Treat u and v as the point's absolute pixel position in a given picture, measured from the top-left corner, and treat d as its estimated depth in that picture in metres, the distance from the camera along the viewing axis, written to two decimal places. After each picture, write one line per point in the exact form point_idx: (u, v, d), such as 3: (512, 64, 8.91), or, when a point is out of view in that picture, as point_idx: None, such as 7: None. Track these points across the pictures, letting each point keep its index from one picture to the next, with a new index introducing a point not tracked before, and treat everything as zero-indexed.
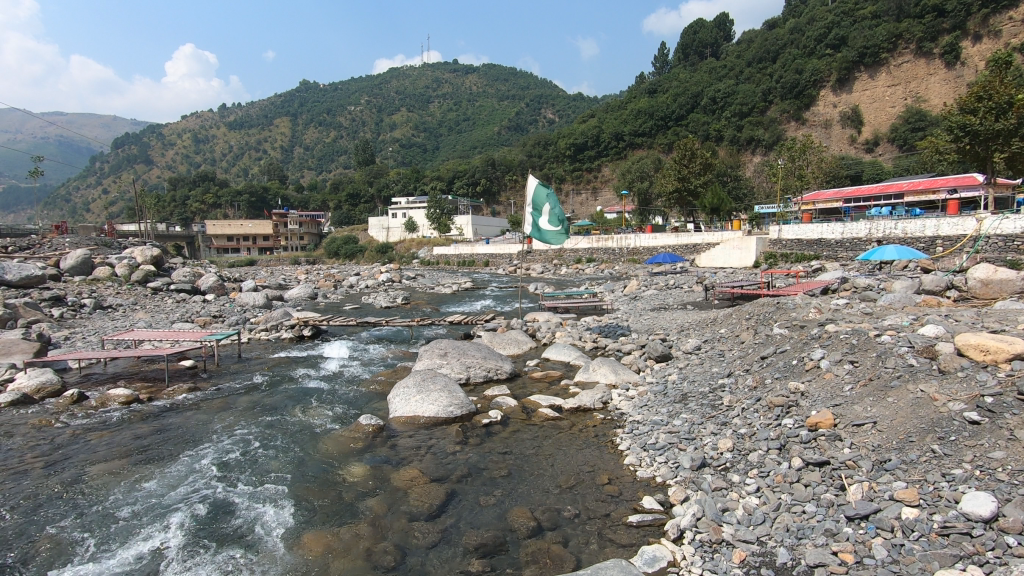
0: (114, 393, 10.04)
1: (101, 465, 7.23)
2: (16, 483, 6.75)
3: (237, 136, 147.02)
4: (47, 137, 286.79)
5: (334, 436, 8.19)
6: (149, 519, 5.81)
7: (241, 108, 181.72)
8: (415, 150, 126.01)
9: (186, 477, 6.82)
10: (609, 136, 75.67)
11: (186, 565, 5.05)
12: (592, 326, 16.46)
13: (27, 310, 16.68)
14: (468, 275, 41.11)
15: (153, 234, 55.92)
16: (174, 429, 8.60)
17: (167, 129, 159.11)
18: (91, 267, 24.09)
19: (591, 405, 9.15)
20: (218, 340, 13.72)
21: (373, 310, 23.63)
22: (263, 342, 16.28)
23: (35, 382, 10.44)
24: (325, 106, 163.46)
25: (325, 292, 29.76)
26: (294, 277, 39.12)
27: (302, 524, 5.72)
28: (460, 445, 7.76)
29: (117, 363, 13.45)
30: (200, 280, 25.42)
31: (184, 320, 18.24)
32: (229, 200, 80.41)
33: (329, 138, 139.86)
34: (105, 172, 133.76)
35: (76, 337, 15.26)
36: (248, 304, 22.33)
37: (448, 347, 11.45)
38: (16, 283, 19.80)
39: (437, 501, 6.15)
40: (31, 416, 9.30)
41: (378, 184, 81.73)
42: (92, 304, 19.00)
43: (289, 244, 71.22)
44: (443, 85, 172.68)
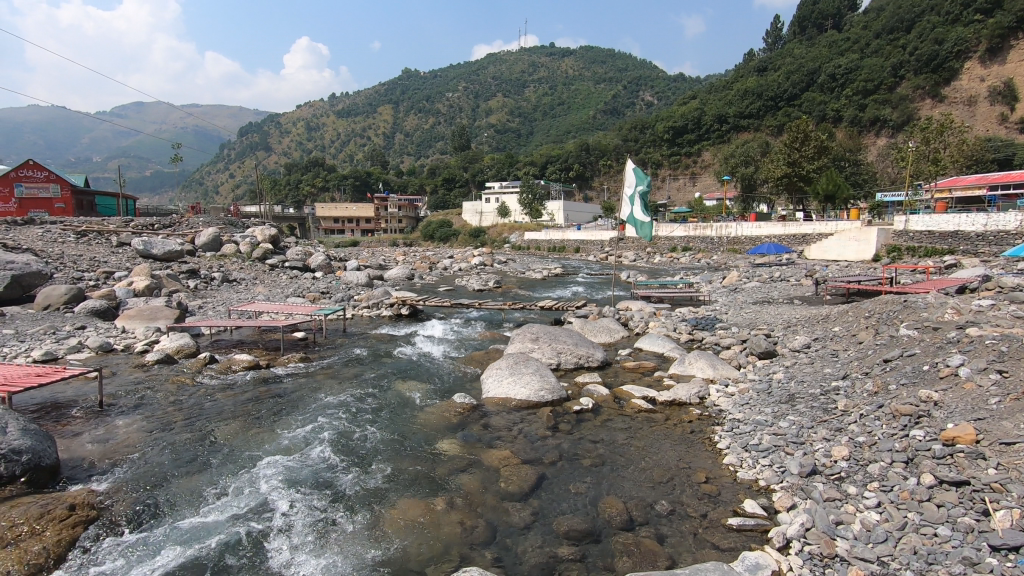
0: (239, 358, 11.10)
1: (228, 423, 8.01)
2: (161, 431, 7.70)
3: (344, 124, 156.20)
4: (187, 127, 321.54)
5: (430, 412, 8.51)
6: (261, 476, 6.33)
7: (349, 97, 192.78)
8: (509, 136, 127.22)
9: (297, 441, 7.35)
10: (712, 118, 71.88)
11: (290, 521, 5.43)
12: (688, 318, 15.81)
13: (169, 281, 18.82)
14: (559, 261, 41.11)
15: (270, 215, 61.05)
16: (288, 395, 9.33)
17: (285, 119, 172.61)
18: (221, 244, 26.68)
19: (687, 400, 8.77)
20: (326, 315, 14.76)
21: (466, 292, 24.28)
22: (365, 319, 17.34)
23: (175, 345, 11.83)
24: (426, 93, 168.80)
25: (421, 274, 30.87)
26: (393, 258, 41.21)
27: (397, 493, 6.00)
28: (551, 430, 7.77)
29: (241, 332, 14.88)
30: (310, 259, 27.38)
31: (296, 296, 19.72)
32: (336, 185, 85.76)
33: (428, 125, 144.55)
34: (232, 158, 147.73)
35: (206, 306, 17.00)
36: (352, 283, 23.85)
37: (540, 332, 11.46)
38: (161, 257, 22.48)
39: (529, 484, 6.22)
40: (172, 374, 10.54)
41: (473, 170, 83.49)
42: (220, 278, 21.09)
43: (389, 227, 74.83)
44: (539, 69, 171.78)
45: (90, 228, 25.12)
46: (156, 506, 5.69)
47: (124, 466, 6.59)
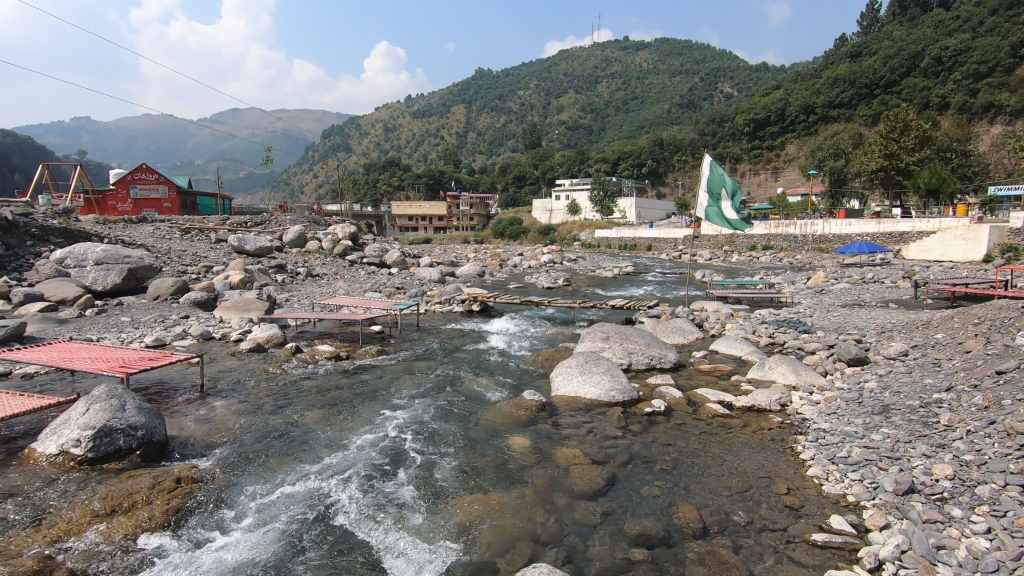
0: (321, 349, 11.77)
1: (312, 410, 8.51)
2: (253, 414, 8.30)
3: (420, 125, 160.97)
4: (276, 131, 343.32)
5: (500, 407, 8.65)
6: (339, 462, 6.67)
7: (424, 98, 198.36)
8: (581, 133, 126.20)
9: (375, 429, 7.70)
10: (798, 109, 67.71)
11: (366, 504, 5.69)
12: (768, 320, 15.04)
13: (261, 276, 20.23)
14: (630, 259, 40.32)
15: (350, 212, 64.04)
16: (365, 386, 9.78)
17: (364, 121, 180.39)
18: (305, 241, 28.34)
19: (767, 407, 8.36)
20: (401, 310, 15.31)
21: (536, 290, 24.37)
22: (438, 314, 17.84)
23: (266, 334, 12.69)
24: (498, 92, 170.52)
25: (492, 271, 31.24)
26: (465, 255, 42.07)
27: (467, 485, 6.13)
28: (622, 431, 7.66)
29: (323, 324, 15.73)
30: (386, 255, 28.47)
31: (374, 291, 20.61)
32: (411, 183, 88.61)
33: (499, 123, 146.03)
34: (316, 160, 156.23)
35: (293, 300, 18.14)
36: (425, 279, 24.59)
37: (610, 331, 11.31)
38: (253, 253, 24.20)
39: (598, 483, 6.18)
40: (262, 362, 11.33)
41: (543, 167, 83.47)
42: (305, 273, 22.40)
43: (460, 224, 76.38)
44: (612, 64, 168.92)
45: (192, 226, 27.43)
46: (248, 483, 6.11)
47: (221, 445, 7.15)
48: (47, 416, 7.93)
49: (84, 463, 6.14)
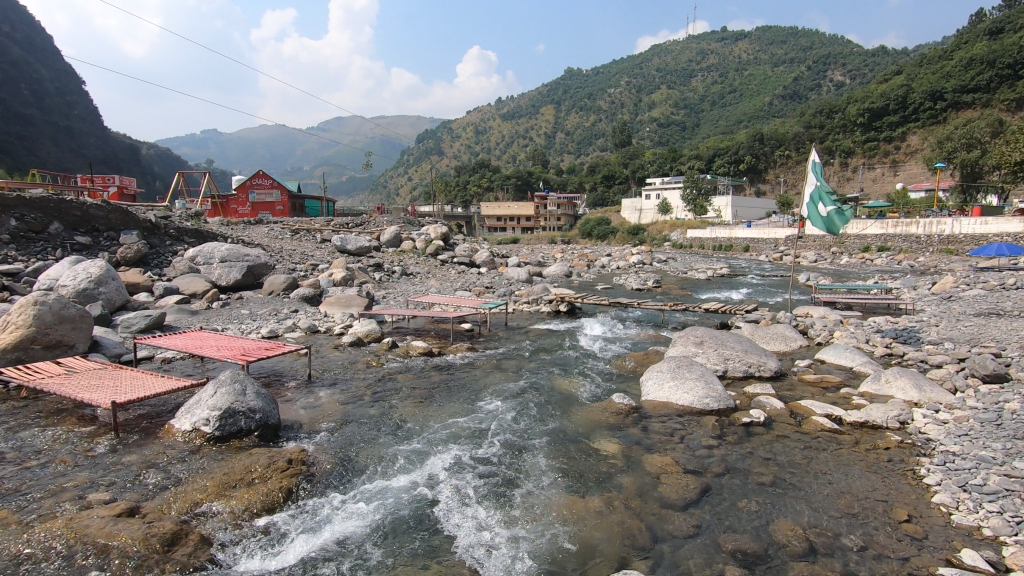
0: (415, 345, 12.28)
1: (407, 402, 8.90)
2: (355, 404, 8.84)
3: (509, 126, 163.37)
4: (375, 136, 362.93)
5: (588, 409, 8.59)
6: (432, 454, 6.93)
7: (514, 100, 201.11)
8: (673, 130, 122.03)
9: (466, 424, 7.93)
10: (922, 95, 61.02)
11: (457, 496, 5.87)
12: (886, 328, 13.70)
13: (360, 274, 21.48)
14: (725, 261, 38.44)
15: (441, 214, 66.27)
16: (455, 382, 10.07)
17: (457, 124, 186.09)
18: (401, 241, 29.71)
19: (883, 424, 7.64)
20: (490, 309, 15.62)
21: (625, 291, 23.87)
22: (526, 314, 18.00)
23: (365, 329, 13.47)
24: (588, 91, 169.01)
25: (579, 271, 31.05)
26: (553, 255, 42.11)
27: (556, 485, 6.15)
28: (717, 440, 7.33)
29: (417, 321, 16.41)
30: (476, 254, 29.13)
31: (464, 290, 21.21)
32: (500, 184, 90.26)
33: (588, 122, 144.64)
34: (411, 163, 163.34)
35: (389, 297, 19.11)
36: (514, 279, 24.87)
37: (705, 336, 10.85)
38: (353, 252, 25.75)
39: (692, 493, 5.97)
40: (362, 355, 12.04)
41: (633, 166, 81.66)
42: (400, 272, 23.50)
43: (548, 225, 76.55)
44: (708, 56, 161.67)
45: (301, 227, 29.67)
46: (349, 469, 6.48)
47: (326, 432, 7.67)
48: (183, 396, 8.95)
49: (212, 440, 6.87)
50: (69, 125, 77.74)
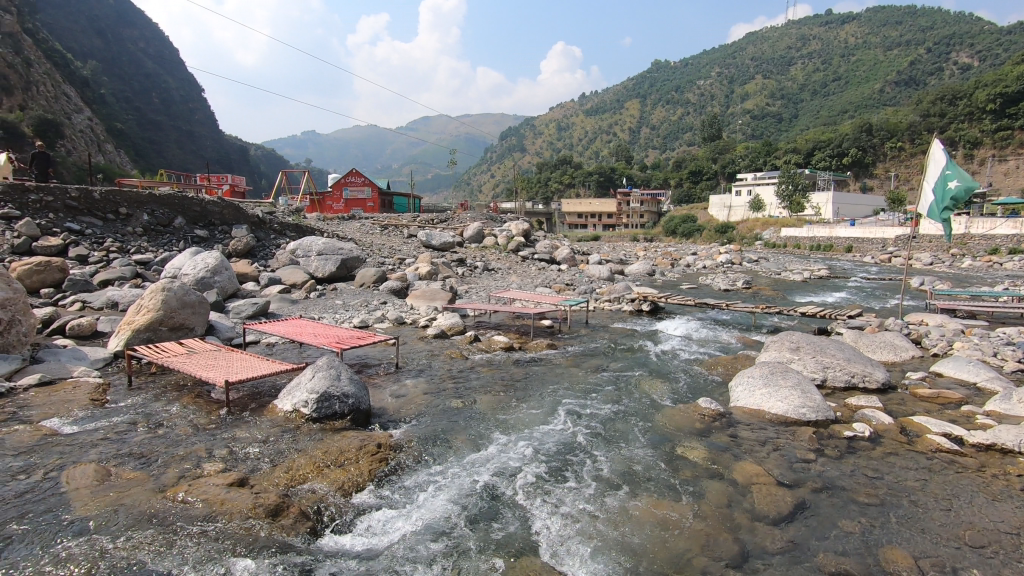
0: (497, 339, 12.48)
1: (488, 395, 9.05)
2: (438, 395, 9.11)
3: (592, 122, 161.46)
4: (460, 135, 371.75)
5: (672, 412, 8.33)
6: (510, 447, 7.01)
7: (598, 96, 198.41)
8: (769, 122, 115.11)
9: (545, 420, 7.94)
10: None
11: (535, 492, 5.90)
12: (1018, 342, 12.18)
13: (444, 268, 22.12)
14: (824, 262, 35.79)
15: (523, 211, 66.78)
16: (536, 377, 10.12)
17: (540, 121, 186.52)
18: (483, 237, 30.26)
19: (1015, 448, 6.80)
20: (571, 306, 15.55)
21: (711, 292, 22.89)
22: (607, 312, 17.77)
23: (449, 323, 13.88)
24: (676, 83, 163.26)
25: (663, 270, 30.15)
26: (635, 253, 41.20)
27: (636, 488, 6.03)
28: (814, 454, 6.86)
29: (498, 316, 16.68)
30: (557, 251, 29.09)
31: (544, 286, 21.27)
32: (582, 181, 89.53)
33: (676, 116, 139.80)
34: (494, 160, 165.83)
35: (472, 291, 19.55)
36: (595, 276, 24.58)
37: (803, 342, 10.17)
38: (438, 247, 26.61)
39: (786, 507, 5.63)
40: (446, 347, 12.41)
41: (723, 160, 77.98)
42: (482, 267, 23.95)
43: (630, 222, 75.01)
44: (809, 41, 150.88)
45: (390, 223, 31.04)
46: (432, 457, 6.71)
47: (410, 420, 7.95)
48: (283, 379, 9.64)
49: (310, 421, 7.37)
50: (191, 130, 86.09)
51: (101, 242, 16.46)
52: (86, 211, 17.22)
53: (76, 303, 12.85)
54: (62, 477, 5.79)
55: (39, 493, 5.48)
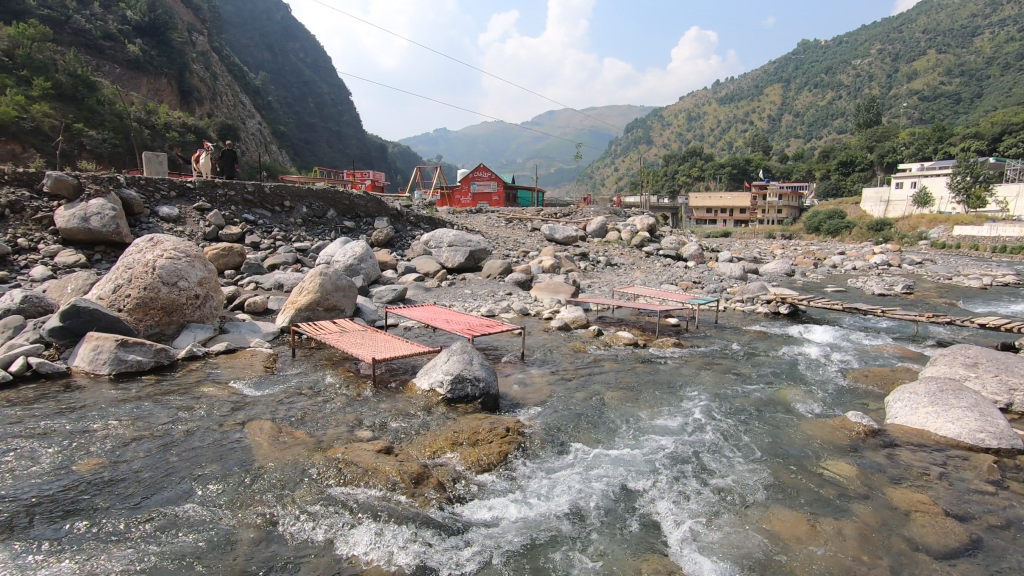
0: (621, 335, 12.35)
1: (613, 391, 8.99)
2: (563, 387, 9.23)
3: (727, 111, 151.93)
4: (584, 128, 369.18)
5: (816, 423, 7.70)
6: (635, 444, 6.93)
7: (734, 83, 185.99)
8: (942, 104, 99.95)
9: (671, 420, 7.74)
10: None
11: (664, 491, 5.79)
12: None
13: (567, 262, 22.27)
14: (1011, 266, 30.44)
15: (647, 205, 64.91)
16: (664, 376, 9.87)
17: (668, 112, 179.58)
18: (606, 231, 29.93)
19: None
20: (699, 305, 14.91)
21: (862, 296, 20.57)
22: (739, 313, 16.76)
23: (573, 316, 14.01)
24: (827, 64, 147.65)
25: (804, 271, 27.67)
26: (772, 251, 38.26)
27: (772, 499, 5.69)
28: (994, 486, 5.97)
29: (621, 312, 16.45)
30: (684, 248, 27.88)
31: (670, 283, 20.55)
32: (712, 174, 84.89)
33: (824, 101, 126.73)
34: (619, 154, 162.79)
35: (595, 286, 19.49)
36: (725, 274, 23.22)
37: (981, 357, 8.83)
38: (561, 241, 26.87)
39: (957, 541, 4.97)
40: (569, 340, 12.54)
41: (881, 149, 69.29)
42: (605, 262, 23.72)
43: (766, 218, 69.80)
44: (1002, 4, 127.78)
45: (515, 216, 31.87)
46: (557, 445, 6.85)
47: (537, 408, 8.16)
48: (420, 360, 10.37)
49: (446, 401, 7.89)
50: (340, 130, 95.01)
51: (269, 231, 18.82)
52: (259, 204, 19.77)
53: (250, 284, 14.86)
54: (243, 432, 6.79)
55: (229, 441, 6.51)
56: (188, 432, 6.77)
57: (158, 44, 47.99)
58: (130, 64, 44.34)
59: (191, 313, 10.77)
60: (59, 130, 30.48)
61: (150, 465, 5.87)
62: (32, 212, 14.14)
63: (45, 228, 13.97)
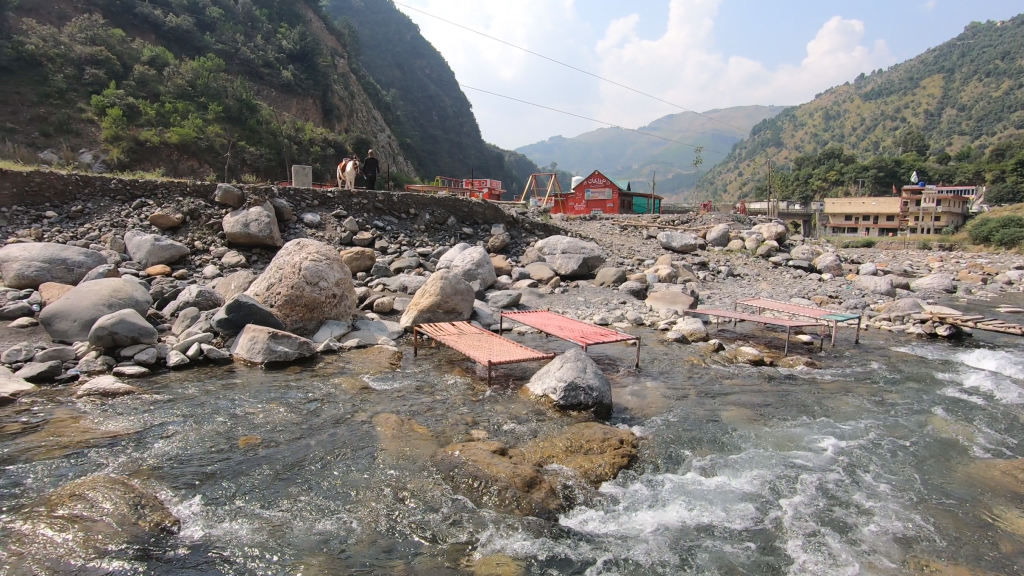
0: (745, 350, 11.56)
1: (736, 410, 8.46)
2: (682, 401, 8.84)
3: (873, 108, 136.84)
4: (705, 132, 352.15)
5: (985, 463, 6.68)
6: (760, 467, 6.49)
7: (882, 76, 166.92)
8: None
9: (801, 446, 7.14)
10: None
11: (795, 521, 5.35)
12: None
13: (684, 271, 21.35)
14: None
15: (775, 212, 60.26)
16: (794, 398, 9.09)
17: (802, 112, 165.76)
18: (729, 240, 28.33)
19: None
20: (837, 321, 13.55)
21: None
22: (885, 332, 14.95)
23: (691, 328, 13.42)
24: (1003, 48, 127.35)
25: (969, 287, 23.93)
26: (927, 263, 33.66)
27: (927, 545, 5.02)
28: None
29: (744, 325, 15.45)
30: (818, 258, 25.48)
31: (801, 297, 18.90)
32: (853, 177, 76.87)
33: (999, 91, 109.34)
34: (744, 158, 153.13)
35: (716, 297, 18.49)
36: (868, 288, 20.86)
37: None
38: (678, 249, 25.82)
39: None
40: (687, 353, 11.97)
41: None
42: (726, 273, 22.39)
43: (918, 226, 61.58)
44: None
45: (630, 224, 31.18)
46: (674, 462, 6.60)
47: (652, 423, 7.87)
48: (534, 365, 10.51)
49: (559, 408, 7.91)
50: (460, 141, 99.47)
51: (396, 237, 20.18)
52: (388, 211, 21.30)
53: (379, 285, 16.05)
54: (373, 421, 7.35)
55: (361, 429, 7.11)
56: (327, 417, 7.49)
57: (307, 69, 53.67)
58: (284, 87, 49.97)
59: (329, 310, 11.86)
60: (226, 148, 35.16)
61: (295, 444, 6.57)
62: (206, 219, 16.44)
63: (215, 233, 16.17)
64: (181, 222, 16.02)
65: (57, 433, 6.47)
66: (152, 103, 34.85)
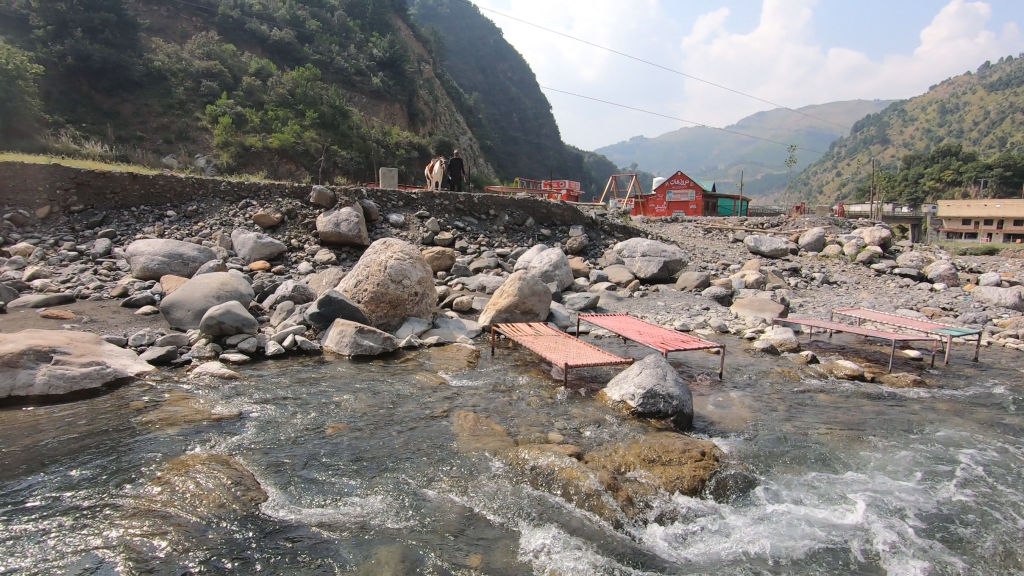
0: (842, 364, 10.69)
1: (830, 427, 7.89)
2: (769, 415, 8.35)
3: (1000, 100, 122.43)
4: (800, 130, 330.80)
5: None
6: (858, 491, 6.02)
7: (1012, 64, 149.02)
8: None
9: (907, 471, 6.54)
10: None
11: (898, 554, 4.91)
12: None
13: (773, 277, 20.13)
14: None
15: (879, 215, 55.39)
16: (898, 419, 8.31)
17: (914, 105, 151.37)
18: (824, 245, 26.47)
19: None
20: (952, 336, 12.21)
21: None
22: (1011, 350, 13.30)
23: (781, 338, 12.63)
24: None
25: None
26: None
27: None
28: None
29: (841, 337, 14.34)
30: (929, 266, 23.12)
31: (909, 308, 17.24)
32: (974, 177, 69.20)
33: None
34: (843, 157, 142.23)
35: (809, 306, 17.29)
36: (990, 301, 18.66)
37: None
38: (767, 254, 24.36)
39: None
40: (775, 365, 11.25)
41: None
42: (821, 280, 20.86)
43: None
44: None
45: (715, 226, 29.86)
46: (761, 478, 6.27)
47: (736, 435, 7.51)
48: (610, 370, 10.31)
49: (636, 414, 7.71)
50: (540, 142, 99.72)
51: (476, 237, 20.57)
52: (469, 212, 21.74)
53: (458, 285, 16.42)
54: (451, 418, 7.54)
55: (438, 423, 7.34)
56: (406, 410, 7.80)
57: (395, 75, 55.95)
58: (373, 94, 52.44)
59: (412, 307, 12.27)
60: (321, 152, 37.38)
61: (378, 434, 6.89)
62: (302, 218, 17.58)
63: (309, 231, 17.25)
64: (280, 221, 17.24)
65: (172, 411, 7.18)
66: (257, 111, 37.77)
